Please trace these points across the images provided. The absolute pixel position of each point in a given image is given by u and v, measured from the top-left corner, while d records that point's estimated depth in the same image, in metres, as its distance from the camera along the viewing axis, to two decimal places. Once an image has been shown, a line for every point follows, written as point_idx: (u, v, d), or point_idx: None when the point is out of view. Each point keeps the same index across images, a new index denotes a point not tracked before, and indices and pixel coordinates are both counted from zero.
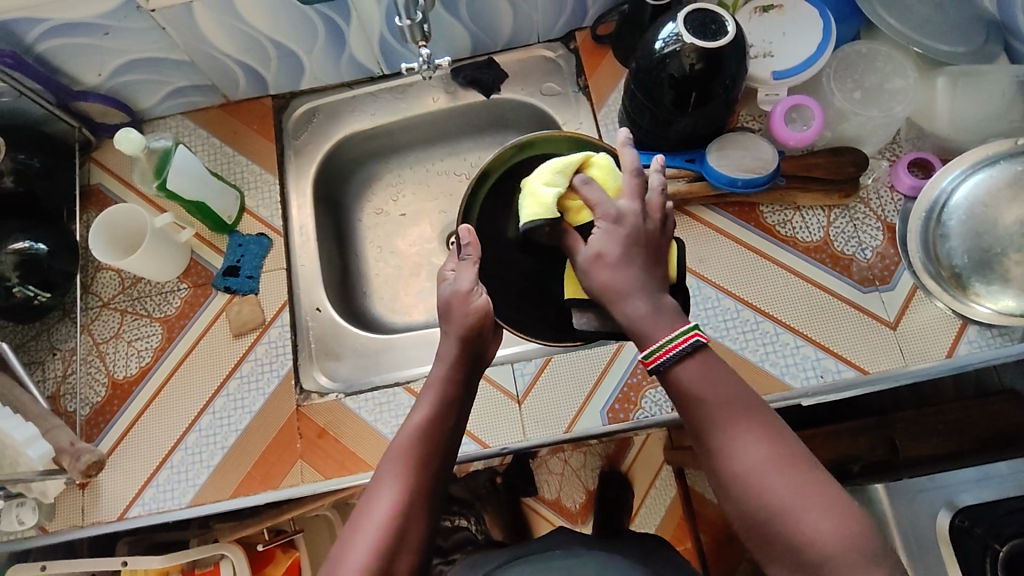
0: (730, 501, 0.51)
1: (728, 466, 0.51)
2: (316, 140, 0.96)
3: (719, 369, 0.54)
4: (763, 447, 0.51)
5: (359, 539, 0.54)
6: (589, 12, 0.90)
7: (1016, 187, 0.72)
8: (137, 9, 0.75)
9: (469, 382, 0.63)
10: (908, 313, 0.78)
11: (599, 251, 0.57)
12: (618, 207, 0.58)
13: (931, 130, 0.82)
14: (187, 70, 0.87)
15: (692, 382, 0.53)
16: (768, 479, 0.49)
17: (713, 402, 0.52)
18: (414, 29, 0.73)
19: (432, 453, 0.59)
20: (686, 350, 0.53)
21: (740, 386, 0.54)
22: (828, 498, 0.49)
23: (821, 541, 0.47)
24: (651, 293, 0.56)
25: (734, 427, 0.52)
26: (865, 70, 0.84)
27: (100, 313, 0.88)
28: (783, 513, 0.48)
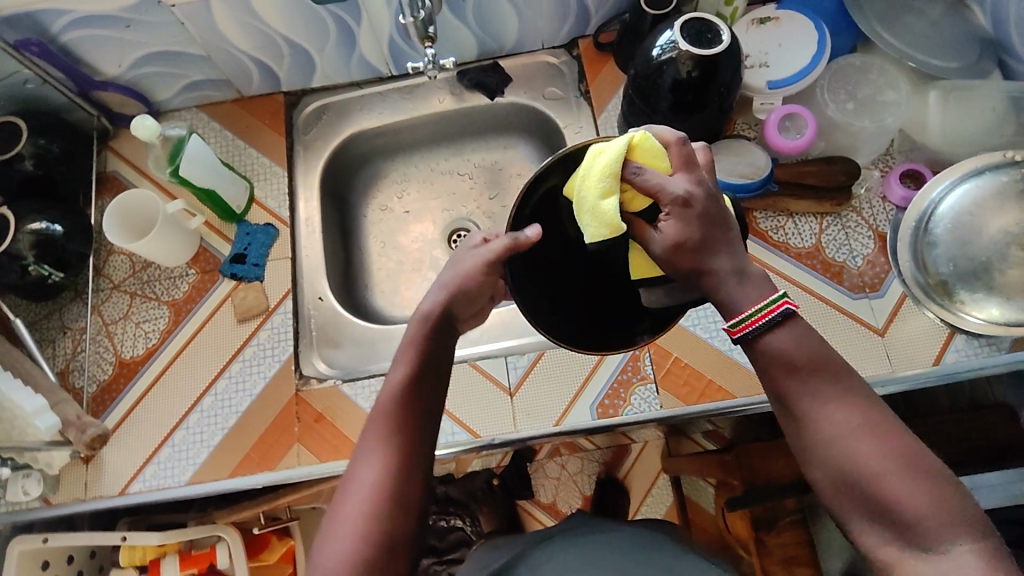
0: (819, 464, 0.52)
1: (814, 431, 0.52)
2: (325, 136, 0.99)
3: (806, 335, 0.53)
4: (850, 413, 0.51)
5: (349, 497, 0.55)
6: (592, 20, 0.93)
7: (1002, 198, 0.74)
8: (159, 4, 0.79)
9: (445, 331, 0.62)
10: (897, 321, 0.79)
11: (677, 237, 0.53)
12: (684, 187, 0.54)
13: (924, 143, 0.84)
14: (203, 64, 0.90)
15: (782, 349, 0.53)
16: (854, 445, 0.50)
17: (801, 369, 0.52)
18: (420, 26, 0.76)
19: (408, 407, 0.58)
20: (773, 318, 0.52)
21: (828, 349, 0.53)
22: (918, 461, 0.50)
23: (912, 503, 0.48)
24: (738, 259, 0.54)
25: (823, 393, 0.52)
26: (860, 82, 0.86)
27: (111, 295, 0.91)
28: (872, 476, 0.49)
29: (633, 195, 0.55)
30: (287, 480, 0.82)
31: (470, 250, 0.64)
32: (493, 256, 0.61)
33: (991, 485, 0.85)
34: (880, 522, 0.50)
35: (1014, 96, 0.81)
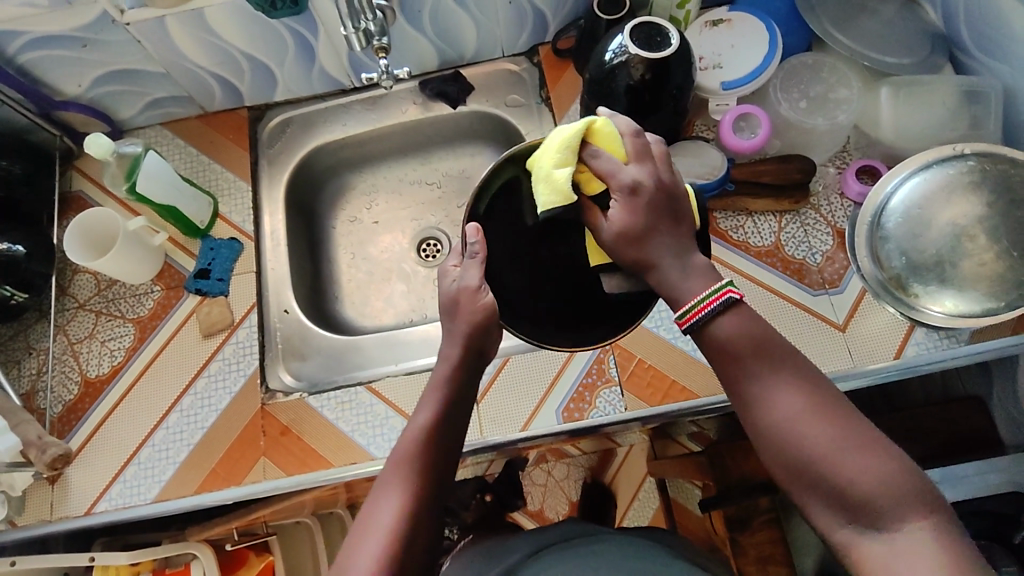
0: (771, 450, 0.52)
1: (766, 416, 0.52)
2: (289, 149, 0.99)
3: (752, 319, 0.54)
4: (797, 396, 0.52)
5: (367, 542, 0.55)
6: (550, 27, 0.94)
7: (951, 190, 0.72)
8: (114, 22, 0.79)
9: (472, 382, 0.64)
10: (857, 316, 0.80)
11: (622, 224, 0.55)
12: (632, 175, 0.56)
13: (879, 138, 0.84)
14: (164, 81, 0.91)
15: (727, 336, 0.53)
16: (805, 428, 0.50)
17: (749, 355, 0.53)
18: (362, 37, 0.76)
19: (434, 456, 0.60)
20: (715, 310, 0.53)
21: (774, 334, 0.54)
22: (867, 440, 0.50)
23: (864, 483, 0.48)
24: (681, 254, 0.55)
25: (770, 378, 0.53)
26: (814, 80, 0.86)
27: (76, 314, 0.91)
28: (825, 458, 0.49)
29: (587, 179, 0.58)
30: (254, 494, 0.82)
31: (452, 281, 0.64)
32: (479, 284, 0.61)
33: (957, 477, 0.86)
34: (837, 508, 0.49)
35: (965, 89, 0.81)
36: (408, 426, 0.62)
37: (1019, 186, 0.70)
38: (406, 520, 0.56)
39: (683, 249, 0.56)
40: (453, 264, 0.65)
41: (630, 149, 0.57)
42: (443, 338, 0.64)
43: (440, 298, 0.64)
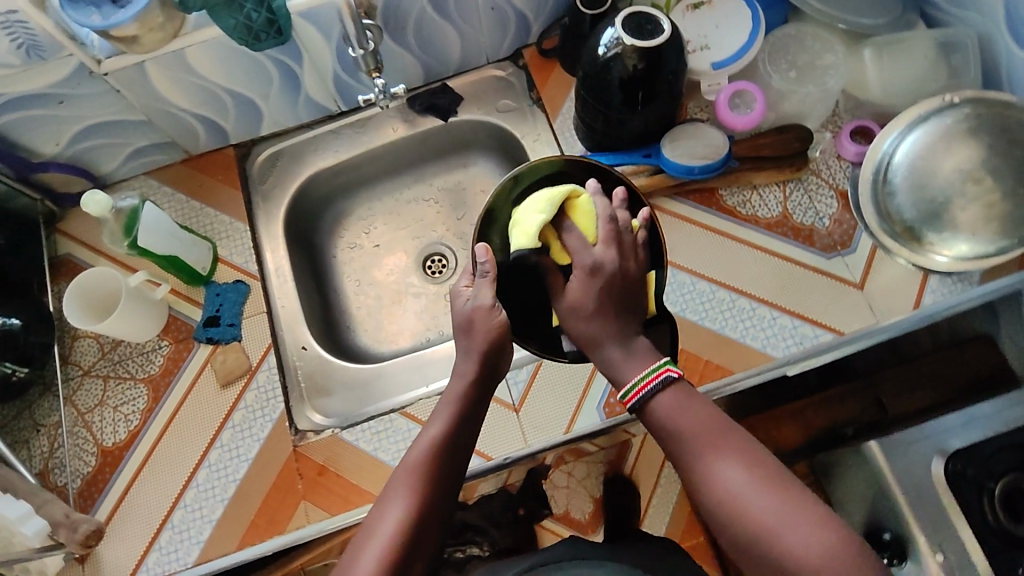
0: (719, 524, 0.55)
1: (710, 490, 0.56)
2: (282, 182, 0.97)
3: (692, 399, 0.60)
4: (737, 470, 0.55)
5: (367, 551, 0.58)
6: (532, 29, 0.94)
7: (950, 139, 0.74)
8: (91, 74, 0.76)
9: (483, 399, 0.67)
10: (872, 272, 0.82)
11: (572, 299, 0.65)
12: (593, 258, 0.65)
13: (867, 99, 0.87)
14: (146, 129, 0.88)
15: (666, 417, 0.59)
16: (747, 501, 0.54)
17: (690, 431, 0.57)
18: (368, 58, 0.76)
19: (442, 470, 0.63)
20: (650, 392, 0.60)
21: (712, 412, 0.59)
22: (804, 510, 0.53)
23: (800, 553, 0.51)
24: (623, 337, 0.63)
25: (712, 453, 0.56)
26: (798, 50, 0.88)
27: (82, 382, 0.86)
28: (767, 530, 0.52)
29: (559, 249, 0.68)
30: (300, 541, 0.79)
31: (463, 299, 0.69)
32: (492, 303, 0.66)
33: (985, 413, 0.88)
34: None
35: (942, 42, 0.85)
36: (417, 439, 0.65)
37: (1015, 126, 0.72)
38: (407, 529, 0.59)
39: (621, 339, 0.63)
40: (465, 285, 0.70)
41: (601, 233, 0.65)
42: (458, 354, 0.67)
43: (455, 319, 0.69)
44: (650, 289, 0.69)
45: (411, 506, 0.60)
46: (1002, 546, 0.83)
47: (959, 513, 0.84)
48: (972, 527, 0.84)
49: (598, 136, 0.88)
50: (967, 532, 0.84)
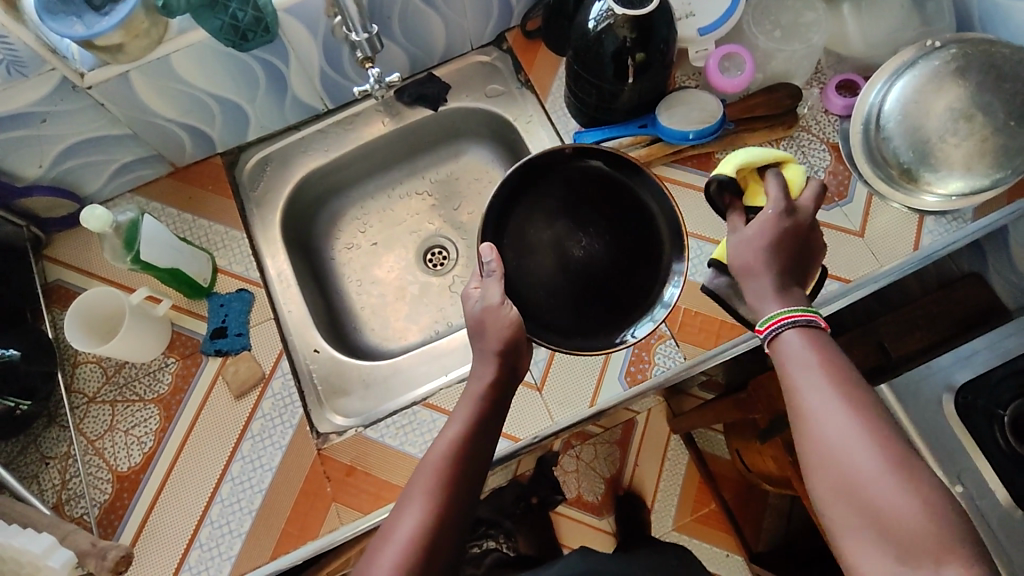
0: (821, 469, 0.54)
1: (821, 430, 0.55)
2: (274, 187, 0.95)
3: (816, 341, 0.59)
4: (852, 419, 0.54)
5: (387, 551, 0.58)
6: (515, 11, 0.94)
7: (939, 79, 0.75)
8: (74, 89, 0.74)
9: (501, 403, 0.68)
10: (870, 219, 0.85)
11: (748, 234, 0.65)
12: (789, 204, 0.65)
13: (849, 53, 0.89)
14: (131, 143, 0.86)
15: (789, 350, 0.59)
16: (853, 451, 0.53)
17: (810, 368, 0.57)
18: (374, 41, 0.78)
19: (462, 471, 0.62)
20: (792, 323, 0.59)
21: (838, 359, 0.57)
22: (913, 475, 0.51)
23: (904, 511, 0.50)
24: (781, 282, 0.62)
25: (827, 396, 0.56)
26: (780, 10, 0.90)
27: (89, 409, 0.84)
28: (872, 483, 0.52)
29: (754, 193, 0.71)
30: (334, 544, 0.78)
31: (475, 299, 0.72)
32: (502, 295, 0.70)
33: (986, 345, 0.91)
34: (877, 537, 0.51)
35: None
36: (437, 439, 0.65)
37: (1001, 62, 0.74)
38: (429, 532, 0.58)
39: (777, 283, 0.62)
40: (473, 286, 0.74)
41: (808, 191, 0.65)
42: (476, 357, 0.70)
43: (467, 320, 0.72)
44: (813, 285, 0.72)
45: (433, 506, 0.60)
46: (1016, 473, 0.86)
47: (974, 444, 0.87)
48: (988, 458, 0.87)
49: (593, 111, 0.88)
50: (983, 463, 0.86)
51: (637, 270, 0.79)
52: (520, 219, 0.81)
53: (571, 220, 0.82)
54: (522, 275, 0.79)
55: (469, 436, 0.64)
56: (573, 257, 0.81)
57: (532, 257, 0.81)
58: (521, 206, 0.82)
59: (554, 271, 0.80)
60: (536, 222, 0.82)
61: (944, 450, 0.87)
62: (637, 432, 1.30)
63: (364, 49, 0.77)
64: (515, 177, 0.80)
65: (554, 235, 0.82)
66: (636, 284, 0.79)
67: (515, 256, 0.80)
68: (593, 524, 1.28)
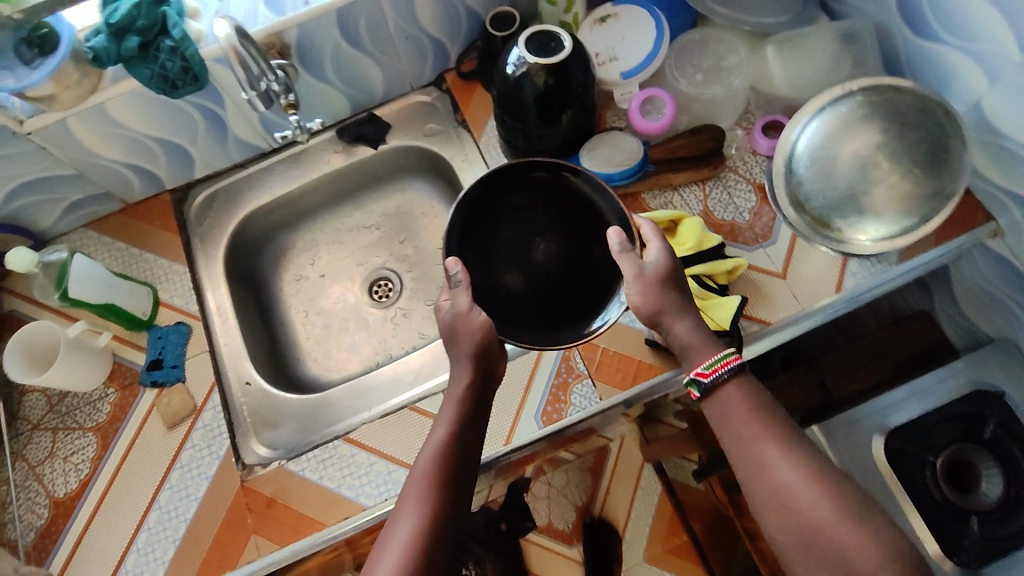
0: (775, 517, 0.60)
1: (770, 479, 0.61)
2: (220, 222, 0.99)
3: (747, 389, 0.65)
4: (795, 467, 0.61)
5: (389, 555, 0.59)
6: (451, 54, 0.97)
7: (847, 126, 0.76)
8: (14, 134, 0.80)
9: (483, 407, 0.71)
10: (794, 261, 0.84)
11: (634, 268, 0.69)
12: (628, 269, 0.69)
13: (775, 94, 0.89)
14: (80, 183, 0.91)
15: (730, 404, 0.65)
16: (794, 493, 0.60)
17: (750, 424, 0.63)
18: (264, 97, 0.77)
19: (452, 471, 0.65)
20: (727, 372, 0.65)
21: (767, 406, 0.65)
22: (854, 512, 0.58)
23: (856, 549, 0.56)
24: (674, 315, 0.69)
25: (770, 446, 0.62)
26: (703, 54, 0.91)
27: (32, 436, 0.88)
28: (824, 526, 0.58)
29: None
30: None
31: (448, 312, 0.73)
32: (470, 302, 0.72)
33: (925, 387, 0.89)
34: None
35: (842, 34, 0.87)
36: (424, 446, 0.68)
37: (906, 109, 0.74)
38: (428, 528, 0.61)
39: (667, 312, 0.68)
40: (444, 297, 0.75)
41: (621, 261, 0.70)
42: (451, 362, 0.72)
43: (439, 329, 0.73)
44: (731, 309, 0.78)
45: (430, 502, 0.62)
46: (947, 518, 0.84)
47: (904, 489, 0.85)
48: (917, 503, 0.85)
49: (521, 152, 0.90)
50: (912, 509, 0.84)
51: (599, 267, 0.75)
52: (476, 232, 0.77)
53: (526, 227, 0.78)
54: (482, 288, 0.76)
55: (455, 439, 0.67)
56: (532, 263, 0.77)
57: (493, 267, 0.77)
58: (476, 219, 0.77)
59: (514, 281, 0.77)
60: (492, 232, 0.78)
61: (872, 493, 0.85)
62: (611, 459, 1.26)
63: (256, 105, 0.76)
64: (468, 190, 0.77)
65: (511, 243, 0.78)
66: (597, 280, 0.75)
67: (473, 266, 0.76)
68: (564, 554, 1.25)
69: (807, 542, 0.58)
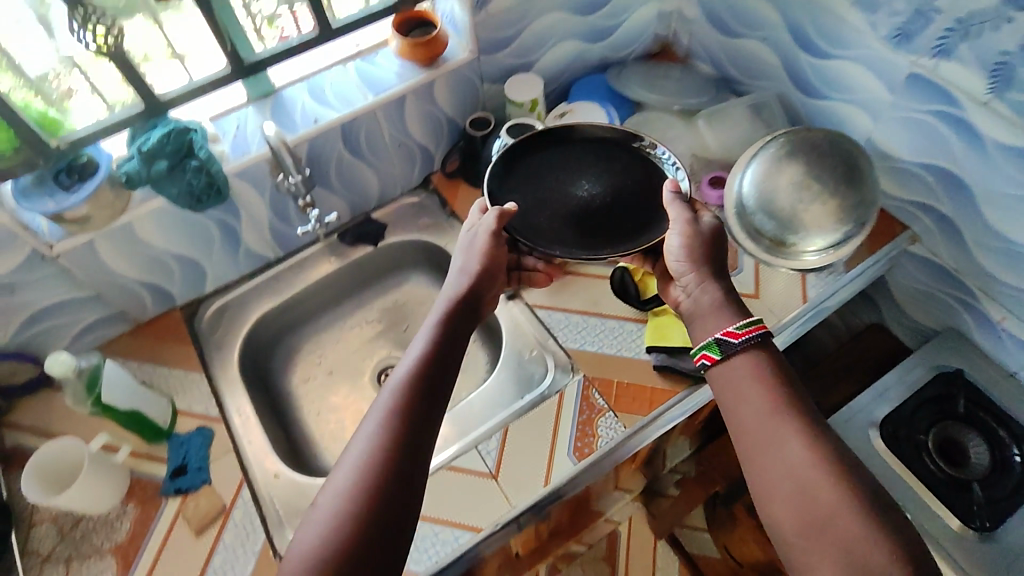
0: (781, 502, 0.57)
1: (779, 460, 0.58)
2: (232, 329, 1.03)
3: (759, 366, 0.64)
4: (808, 449, 0.58)
5: (349, 455, 0.57)
6: (435, 157, 1.12)
7: (777, 163, 0.92)
8: (43, 258, 0.84)
9: (467, 322, 0.71)
10: (762, 282, 0.97)
11: (683, 214, 0.74)
12: (680, 214, 0.74)
13: (712, 156, 1.08)
14: (97, 304, 0.95)
15: (742, 378, 0.64)
16: (804, 476, 0.56)
17: (763, 400, 0.61)
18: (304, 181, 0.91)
19: (427, 376, 0.63)
20: (754, 337, 0.65)
21: (780, 390, 0.62)
22: (868, 508, 0.54)
23: (866, 542, 0.52)
24: (714, 268, 0.71)
25: (784, 426, 0.60)
26: (648, 131, 1.11)
27: (42, 570, 0.82)
28: (834, 515, 0.54)
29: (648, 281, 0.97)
30: None
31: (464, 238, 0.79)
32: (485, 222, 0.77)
33: (898, 380, 0.99)
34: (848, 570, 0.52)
35: (752, 105, 1.09)
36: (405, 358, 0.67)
37: (818, 143, 0.92)
38: (397, 427, 0.58)
39: (714, 266, 0.72)
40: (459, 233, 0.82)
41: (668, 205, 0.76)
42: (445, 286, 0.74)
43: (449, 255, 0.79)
44: None
45: (402, 405, 0.60)
46: (952, 493, 0.90)
47: (910, 473, 0.91)
48: (924, 483, 0.91)
49: None
50: (920, 489, 0.90)
51: (633, 214, 0.84)
52: (523, 177, 0.88)
53: (570, 172, 0.88)
54: (531, 215, 0.84)
55: (435, 353, 0.65)
56: (578, 198, 0.86)
57: (541, 203, 0.86)
58: (519, 167, 0.89)
59: (554, 206, 0.86)
60: (538, 175, 0.88)
61: (882, 481, 0.91)
62: (622, 542, 1.33)
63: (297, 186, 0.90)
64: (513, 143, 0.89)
65: (557, 183, 0.87)
66: (638, 212, 0.84)
67: (522, 200, 0.86)
68: None
69: (817, 533, 0.54)
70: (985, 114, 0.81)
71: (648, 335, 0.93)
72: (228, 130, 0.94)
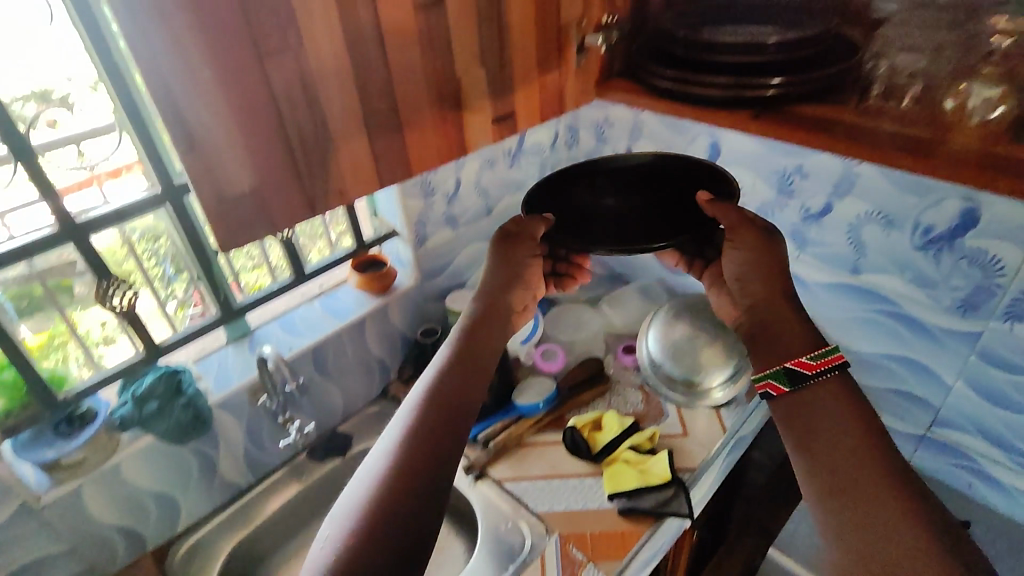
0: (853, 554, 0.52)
1: (854, 508, 0.53)
2: (205, 565, 1.03)
3: (844, 402, 0.60)
4: (892, 500, 0.52)
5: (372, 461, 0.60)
6: (392, 368, 1.28)
7: (669, 323, 1.17)
8: (29, 511, 0.87)
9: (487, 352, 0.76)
10: (687, 422, 1.14)
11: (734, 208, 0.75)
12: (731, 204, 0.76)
13: (621, 331, 1.33)
14: (67, 560, 0.94)
15: (821, 410, 0.61)
16: (885, 523, 0.51)
17: (843, 437, 0.58)
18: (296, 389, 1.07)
19: (450, 398, 0.67)
20: (833, 368, 0.63)
21: (870, 431, 0.58)
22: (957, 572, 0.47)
23: None
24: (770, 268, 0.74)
25: (863, 466, 0.55)
26: (566, 320, 1.35)
27: None
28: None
29: (593, 436, 1.11)
30: None
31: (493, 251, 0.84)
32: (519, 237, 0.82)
33: None
34: None
35: (641, 289, 1.39)
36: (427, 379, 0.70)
37: (695, 301, 1.18)
38: (420, 436, 0.62)
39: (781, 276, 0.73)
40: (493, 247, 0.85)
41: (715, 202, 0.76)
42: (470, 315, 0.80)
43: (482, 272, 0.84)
44: (666, 462, 1.04)
45: (413, 436, 0.62)
46: None
47: None
48: None
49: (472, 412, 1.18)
50: None
51: (676, 220, 0.81)
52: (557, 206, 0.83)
53: (606, 196, 0.84)
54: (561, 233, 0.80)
55: (451, 386, 0.69)
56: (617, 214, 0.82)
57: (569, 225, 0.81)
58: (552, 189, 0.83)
59: (591, 218, 0.82)
60: (572, 203, 0.84)
61: None
62: None
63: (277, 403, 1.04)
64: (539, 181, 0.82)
65: (594, 207, 0.83)
66: (687, 223, 0.80)
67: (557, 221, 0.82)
68: None
69: None
70: (800, 265, 1.12)
71: (605, 484, 1.04)
72: (210, 369, 1.08)
